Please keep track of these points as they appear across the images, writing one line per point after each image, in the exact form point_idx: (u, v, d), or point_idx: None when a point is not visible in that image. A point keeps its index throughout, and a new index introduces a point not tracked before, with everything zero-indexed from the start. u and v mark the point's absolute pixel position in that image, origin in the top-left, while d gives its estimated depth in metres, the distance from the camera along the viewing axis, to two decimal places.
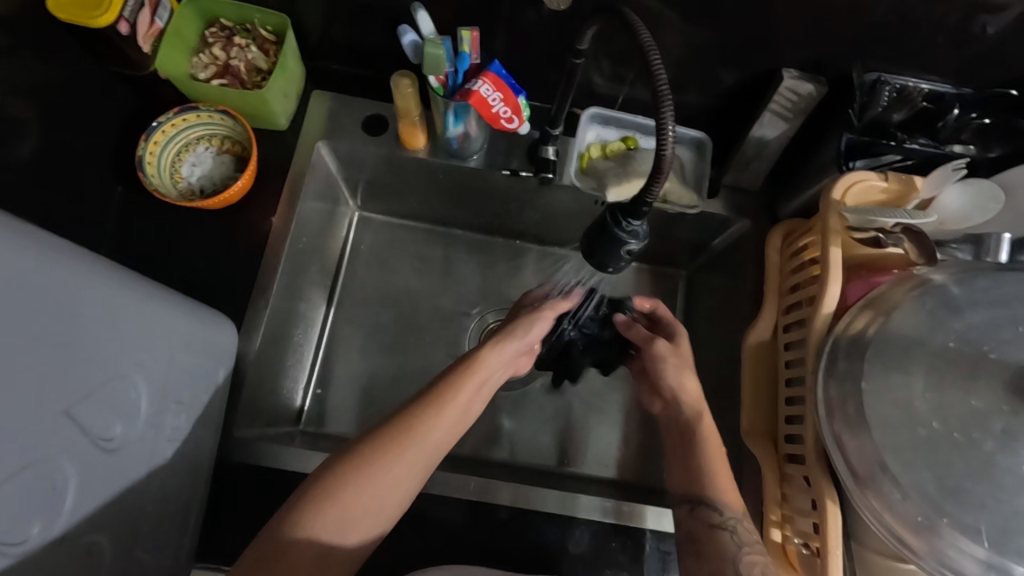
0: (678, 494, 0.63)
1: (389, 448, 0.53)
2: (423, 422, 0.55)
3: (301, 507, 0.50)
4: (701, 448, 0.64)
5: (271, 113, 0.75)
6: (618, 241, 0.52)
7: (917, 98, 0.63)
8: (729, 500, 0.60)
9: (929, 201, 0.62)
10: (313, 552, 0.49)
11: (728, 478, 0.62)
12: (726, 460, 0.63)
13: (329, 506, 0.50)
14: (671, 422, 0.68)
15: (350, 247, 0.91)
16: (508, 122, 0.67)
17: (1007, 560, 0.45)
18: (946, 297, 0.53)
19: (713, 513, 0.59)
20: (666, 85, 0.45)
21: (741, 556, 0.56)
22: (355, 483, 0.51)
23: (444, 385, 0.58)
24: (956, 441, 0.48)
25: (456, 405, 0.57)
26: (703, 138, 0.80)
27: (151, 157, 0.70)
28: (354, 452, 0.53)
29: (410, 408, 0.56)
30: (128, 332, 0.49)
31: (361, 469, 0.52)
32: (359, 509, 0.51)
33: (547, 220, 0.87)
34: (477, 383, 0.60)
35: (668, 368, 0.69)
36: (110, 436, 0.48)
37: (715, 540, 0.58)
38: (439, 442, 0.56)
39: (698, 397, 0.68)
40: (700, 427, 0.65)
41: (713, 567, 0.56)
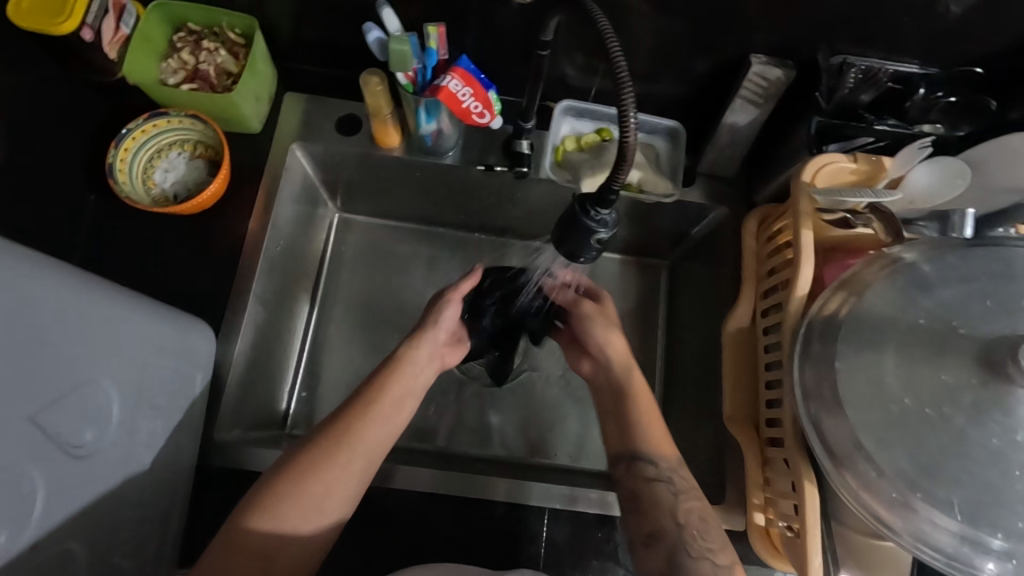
0: (614, 453, 0.64)
1: (323, 455, 0.55)
2: (356, 429, 0.57)
3: (242, 518, 0.53)
4: (634, 405, 0.65)
5: (243, 116, 0.74)
6: (586, 230, 0.52)
7: (881, 78, 0.64)
8: (664, 453, 0.63)
9: (898, 179, 0.63)
10: (253, 560, 0.52)
11: (662, 432, 0.64)
12: (658, 414, 0.65)
13: (264, 516, 0.53)
14: (602, 378, 0.69)
15: (332, 249, 0.90)
16: (479, 117, 0.67)
17: (979, 531, 0.46)
18: (917, 275, 0.54)
19: (647, 467, 0.62)
20: (626, 73, 0.45)
21: (679, 505, 0.60)
22: (291, 491, 0.53)
23: (380, 381, 0.60)
24: (927, 417, 0.49)
25: (388, 404, 0.59)
26: (677, 127, 0.79)
27: (121, 164, 0.70)
28: (284, 464, 0.55)
29: (345, 414, 0.58)
30: (93, 339, 0.50)
31: (293, 478, 0.54)
32: (297, 517, 0.53)
33: (526, 214, 0.87)
34: (403, 385, 0.61)
35: (594, 327, 0.69)
36: (80, 442, 0.49)
37: (652, 492, 0.61)
38: (374, 445, 0.57)
39: (626, 354, 0.68)
40: (632, 382, 0.66)
41: (655, 523, 0.59)
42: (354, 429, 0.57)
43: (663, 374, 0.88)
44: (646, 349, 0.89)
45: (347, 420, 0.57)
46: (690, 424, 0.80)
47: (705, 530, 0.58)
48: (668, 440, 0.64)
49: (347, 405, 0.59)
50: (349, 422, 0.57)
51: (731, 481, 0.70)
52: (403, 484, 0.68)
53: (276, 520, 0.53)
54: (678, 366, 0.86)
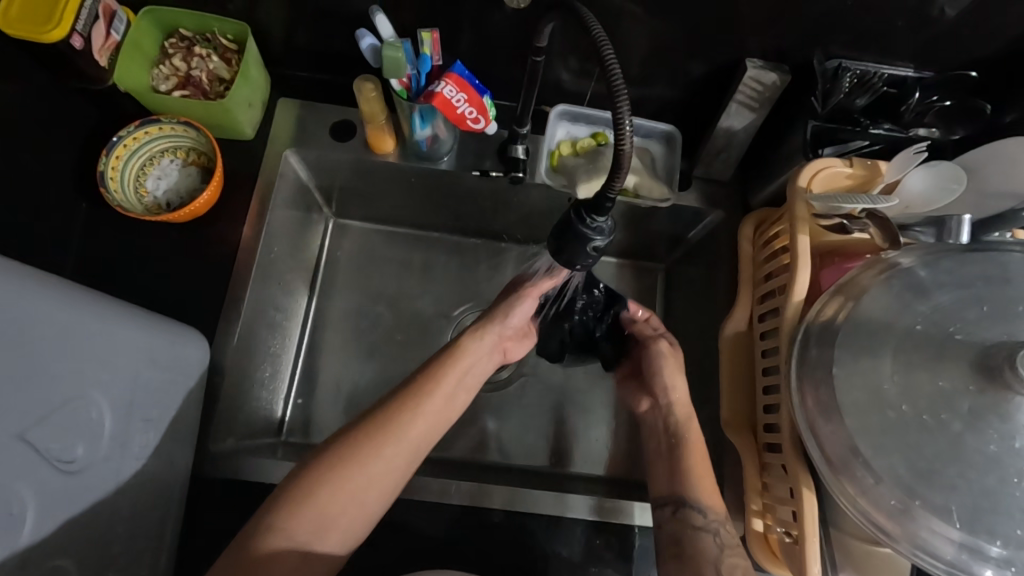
0: (663, 497, 0.65)
1: (368, 443, 0.56)
2: (404, 419, 0.58)
3: (283, 506, 0.53)
4: (686, 452, 0.67)
5: (236, 123, 0.74)
6: (583, 237, 0.52)
7: (877, 83, 0.63)
8: (712, 503, 0.63)
9: (894, 183, 0.62)
10: (297, 547, 0.52)
11: (711, 483, 0.65)
12: (708, 459, 0.67)
13: (304, 506, 0.53)
14: (659, 421, 0.72)
15: (327, 254, 0.90)
16: (474, 122, 0.68)
17: (978, 539, 0.46)
18: (914, 280, 0.54)
19: (696, 514, 0.62)
20: (621, 80, 0.45)
21: (722, 558, 0.59)
22: (330, 484, 0.54)
23: (429, 376, 0.62)
24: (925, 423, 0.49)
25: (439, 397, 0.61)
26: (672, 131, 0.79)
27: (113, 172, 0.69)
28: (321, 457, 0.56)
29: (389, 404, 0.59)
30: (83, 354, 0.49)
31: (332, 471, 0.54)
32: (340, 504, 0.54)
33: (523, 219, 0.87)
34: (458, 375, 0.63)
35: (664, 366, 0.73)
36: (71, 457, 0.49)
37: (696, 540, 0.61)
38: (422, 436, 0.59)
39: (687, 403, 0.71)
40: (689, 433, 0.68)
41: (696, 567, 0.59)
42: (400, 418, 0.58)
43: None
44: None
45: (392, 411, 0.58)
46: None
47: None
48: (717, 491, 0.65)
49: (393, 396, 0.60)
50: (394, 412, 0.58)
51: (729, 485, 0.70)
52: (400, 493, 0.68)
53: (322, 508, 0.53)
54: None
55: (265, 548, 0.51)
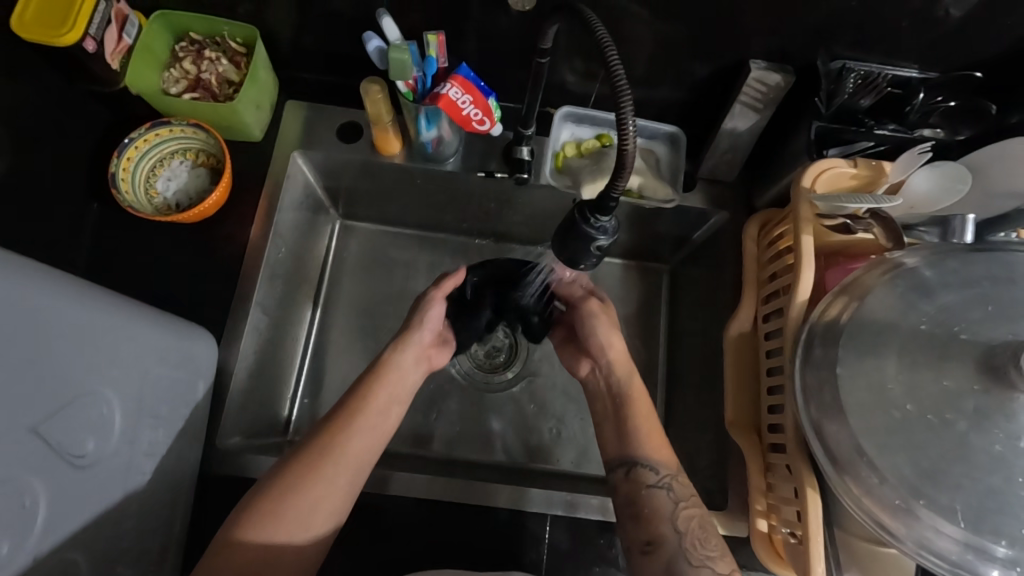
0: (614, 459, 0.65)
1: (322, 457, 0.57)
2: (348, 432, 0.58)
3: (243, 517, 0.54)
4: (632, 409, 0.67)
5: (245, 125, 0.75)
6: (586, 236, 0.53)
7: (881, 83, 0.64)
8: (663, 459, 0.64)
9: (899, 184, 0.62)
10: (253, 557, 0.52)
11: (659, 436, 0.66)
12: (650, 416, 0.67)
13: (263, 522, 0.53)
14: (601, 382, 0.71)
15: (334, 255, 0.91)
16: (480, 124, 0.68)
17: (983, 539, 0.46)
18: (919, 279, 0.54)
19: (647, 472, 0.63)
20: (625, 81, 0.45)
21: (678, 511, 0.61)
22: (288, 497, 0.54)
23: (364, 389, 0.62)
24: (930, 422, 0.49)
25: (375, 407, 0.61)
26: (677, 132, 0.79)
27: (124, 173, 0.70)
28: (279, 473, 0.56)
29: (340, 415, 0.60)
30: (94, 350, 0.50)
31: (289, 486, 0.55)
32: (299, 516, 0.54)
33: (527, 220, 0.87)
34: (390, 387, 0.63)
35: (599, 325, 0.71)
36: (82, 452, 0.49)
37: (652, 499, 0.61)
38: (363, 450, 0.59)
39: (626, 357, 0.70)
40: (630, 388, 0.68)
41: (653, 530, 0.60)
42: (348, 429, 0.59)
43: (665, 379, 0.88)
44: (647, 354, 0.89)
45: (342, 424, 0.59)
46: (692, 430, 0.80)
47: (705, 538, 0.59)
48: (665, 445, 0.65)
49: (339, 410, 0.60)
50: (346, 423, 0.59)
51: (733, 486, 0.70)
52: (405, 491, 0.68)
53: (278, 520, 0.54)
54: (679, 371, 0.86)
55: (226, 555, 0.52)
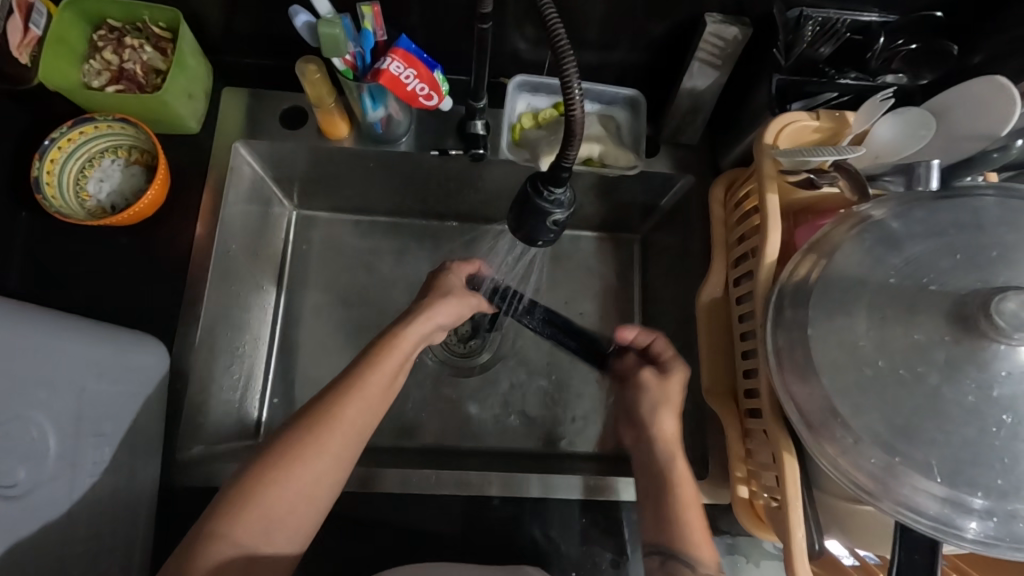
0: (649, 545, 0.59)
1: (307, 437, 0.53)
2: (329, 418, 0.54)
3: (227, 501, 0.50)
4: (673, 499, 0.60)
5: (177, 116, 0.70)
6: (541, 211, 0.50)
7: (840, 29, 0.61)
8: (705, 556, 0.57)
9: (863, 135, 0.60)
10: (240, 555, 0.49)
11: (703, 533, 0.59)
12: (698, 510, 0.60)
13: (251, 504, 0.50)
14: (645, 470, 0.64)
15: (293, 248, 0.87)
16: (427, 99, 0.64)
17: (960, 492, 0.45)
18: (886, 232, 0.52)
19: (683, 569, 0.56)
20: (567, 44, 0.43)
21: None
22: (275, 473, 0.51)
23: (359, 371, 0.57)
24: (901, 377, 0.48)
25: (370, 391, 0.56)
26: (636, 96, 0.76)
27: (49, 177, 0.65)
28: (270, 448, 0.53)
29: (327, 395, 0.55)
30: (14, 369, 0.47)
31: (279, 464, 0.52)
32: (285, 501, 0.51)
33: (491, 198, 0.84)
34: (397, 358, 0.59)
35: (645, 404, 0.65)
36: (12, 481, 0.47)
37: None
38: (356, 424, 0.55)
39: (675, 442, 0.63)
40: (677, 474, 0.61)
41: None
42: (329, 416, 0.54)
43: None
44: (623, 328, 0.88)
45: (322, 410, 0.54)
46: None
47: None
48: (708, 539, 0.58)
49: (341, 378, 0.57)
50: (323, 409, 0.54)
51: (713, 454, 0.69)
52: (380, 488, 0.66)
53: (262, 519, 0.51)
54: None
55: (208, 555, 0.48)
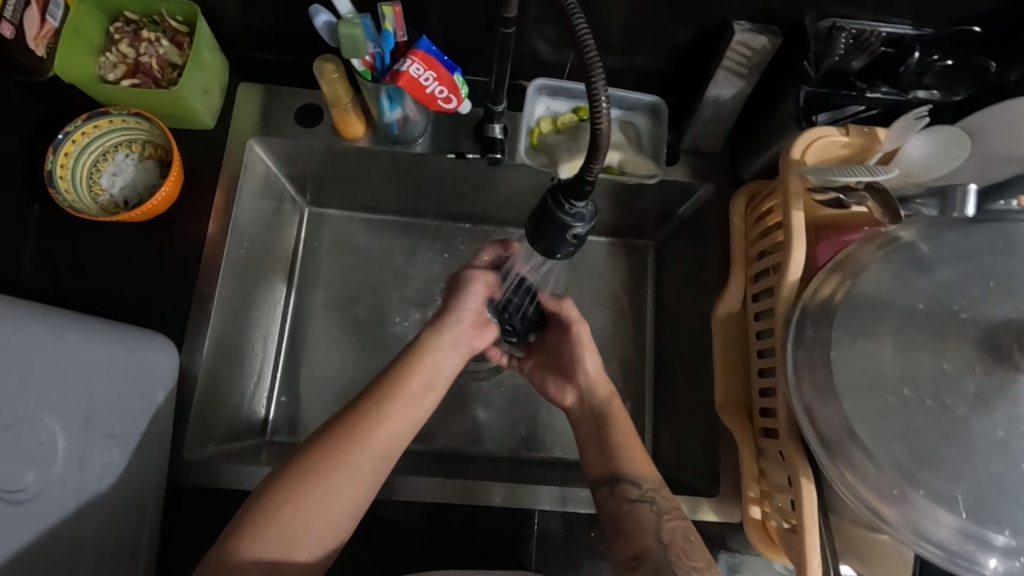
0: (600, 478, 0.63)
1: (335, 453, 0.52)
2: (356, 442, 0.53)
3: (253, 514, 0.50)
4: (614, 422, 0.66)
5: (192, 112, 0.69)
6: (561, 225, 0.49)
7: (873, 43, 0.60)
8: (646, 473, 0.63)
9: (893, 152, 0.58)
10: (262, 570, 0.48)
11: (640, 451, 0.64)
12: (628, 427, 0.66)
13: (275, 520, 0.50)
14: (582, 406, 0.69)
15: (304, 246, 0.86)
16: (446, 102, 0.63)
17: (985, 529, 0.44)
18: (915, 255, 0.51)
19: (630, 488, 0.61)
20: (595, 54, 0.42)
21: (662, 524, 0.59)
22: (300, 489, 0.51)
23: (387, 388, 0.57)
24: (928, 408, 0.46)
25: (400, 409, 0.56)
26: (658, 102, 0.75)
27: (62, 170, 0.64)
28: (297, 462, 0.52)
29: (354, 412, 0.55)
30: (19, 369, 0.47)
31: (305, 479, 0.51)
32: (310, 518, 0.51)
33: (505, 201, 0.83)
34: (425, 376, 0.59)
35: (581, 354, 0.70)
36: (20, 486, 0.47)
37: (635, 512, 0.60)
38: (384, 443, 0.54)
39: (605, 379, 0.70)
40: (610, 408, 0.67)
41: (639, 545, 0.58)
42: (358, 432, 0.54)
43: (653, 360, 0.86)
44: (634, 335, 0.87)
45: (348, 435, 0.54)
46: (682, 413, 0.78)
47: (690, 549, 0.58)
48: (649, 460, 0.64)
49: (366, 394, 0.57)
50: (349, 436, 0.54)
51: (725, 471, 0.68)
52: (387, 493, 0.66)
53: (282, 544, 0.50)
54: (667, 351, 0.84)
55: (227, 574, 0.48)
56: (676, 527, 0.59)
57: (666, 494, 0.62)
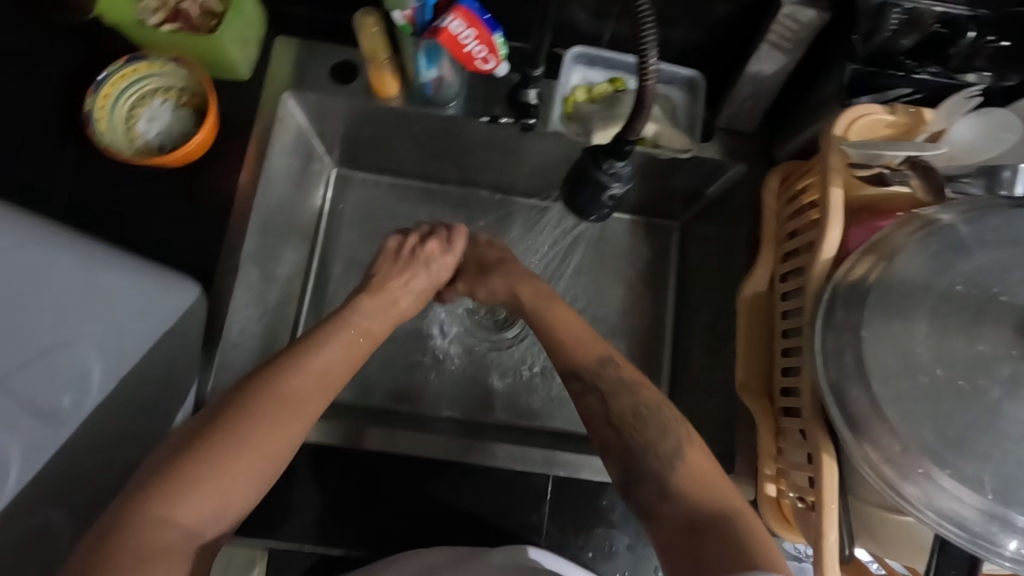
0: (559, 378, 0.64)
1: (259, 412, 0.50)
2: (280, 398, 0.52)
3: (167, 483, 0.45)
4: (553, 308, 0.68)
5: (230, 61, 0.69)
6: (599, 185, 0.48)
7: (926, 21, 0.57)
8: (586, 355, 0.62)
9: (939, 133, 0.57)
10: (181, 541, 0.44)
11: (586, 336, 0.65)
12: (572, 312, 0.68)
13: (197, 486, 0.46)
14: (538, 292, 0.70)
15: (328, 207, 0.87)
16: (483, 63, 0.63)
17: (1010, 510, 0.43)
18: (955, 238, 0.50)
19: (578, 380, 0.62)
20: (648, 14, 0.42)
21: (613, 404, 0.59)
22: (224, 449, 0.47)
23: (302, 349, 0.57)
24: (960, 389, 0.46)
25: (322, 364, 0.56)
26: (695, 76, 0.75)
27: (101, 112, 0.65)
28: (216, 424, 0.49)
29: (271, 372, 0.53)
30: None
31: (230, 441, 0.48)
32: (237, 481, 0.47)
33: (531, 171, 0.83)
34: (341, 338, 0.60)
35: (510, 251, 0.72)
36: (57, 404, 0.49)
37: (588, 409, 0.60)
38: (312, 397, 0.54)
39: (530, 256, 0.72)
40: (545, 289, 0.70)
41: (600, 435, 0.59)
42: (280, 387, 0.53)
43: (672, 340, 0.86)
44: (654, 315, 0.87)
45: (264, 386, 0.52)
46: (699, 393, 0.77)
47: (642, 425, 0.56)
48: (597, 343, 0.63)
49: (282, 353, 0.56)
50: (260, 393, 0.51)
51: (740, 450, 0.68)
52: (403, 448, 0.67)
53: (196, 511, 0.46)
54: (687, 332, 0.83)
55: (146, 545, 0.42)
56: (626, 404, 0.58)
57: (618, 374, 0.60)
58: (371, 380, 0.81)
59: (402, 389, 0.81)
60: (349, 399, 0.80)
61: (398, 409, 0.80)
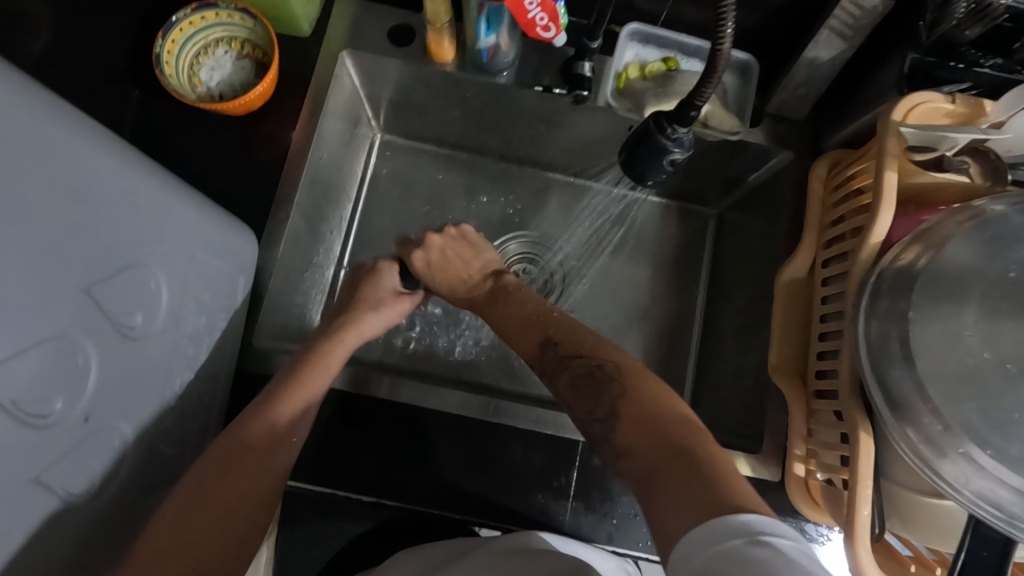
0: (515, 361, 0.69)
1: (235, 449, 0.52)
2: (255, 431, 0.54)
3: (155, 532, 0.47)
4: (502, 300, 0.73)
5: (294, 16, 0.71)
6: (660, 148, 0.49)
7: (996, 17, 0.54)
8: (512, 332, 0.69)
9: (1000, 124, 0.57)
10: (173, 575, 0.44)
11: (515, 314, 0.70)
12: (514, 302, 0.71)
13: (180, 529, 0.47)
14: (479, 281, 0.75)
15: (371, 171, 0.88)
16: (544, 30, 0.63)
17: None
18: (1008, 227, 0.51)
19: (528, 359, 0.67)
20: None
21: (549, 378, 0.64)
22: (202, 490, 0.49)
23: (280, 383, 0.59)
24: (1007, 372, 0.46)
25: (299, 390, 0.58)
26: (749, 61, 0.75)
27: (169, 56, 0.67)
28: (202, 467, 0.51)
29: (250, 411, 0.56)
30: (105, 198, 0.43)
31: (209, 482, 0.50)
32: (217, 517, 0.49)
33: (574, 147, 0.83)
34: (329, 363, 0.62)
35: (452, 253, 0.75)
36: (132, 323, 0.47)
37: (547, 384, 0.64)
38: (285, 424, 0.56)
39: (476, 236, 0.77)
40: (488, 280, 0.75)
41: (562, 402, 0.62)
42: (257, 420, 0.55)
43: (701, 326, 0.86)
44: (685, 299, 0.87)
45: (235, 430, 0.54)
46: (728, 376, 0.78)
47: (585, 391, 0.59)
48: (536, 326, 0.67)
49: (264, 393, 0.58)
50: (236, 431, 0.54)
51: (768, 433, 0.69)
52: (436, 405, 0.68)
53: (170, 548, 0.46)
54: (719, 317, 0.84)
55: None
56: (566, 380, 0.61)
57: (555, 354, 0.64)
58: (402, 341, 0.82)
59: (432, 354, 0.82)
60: (381, 359, 0.81)
61: (428, 372, 0.81)
